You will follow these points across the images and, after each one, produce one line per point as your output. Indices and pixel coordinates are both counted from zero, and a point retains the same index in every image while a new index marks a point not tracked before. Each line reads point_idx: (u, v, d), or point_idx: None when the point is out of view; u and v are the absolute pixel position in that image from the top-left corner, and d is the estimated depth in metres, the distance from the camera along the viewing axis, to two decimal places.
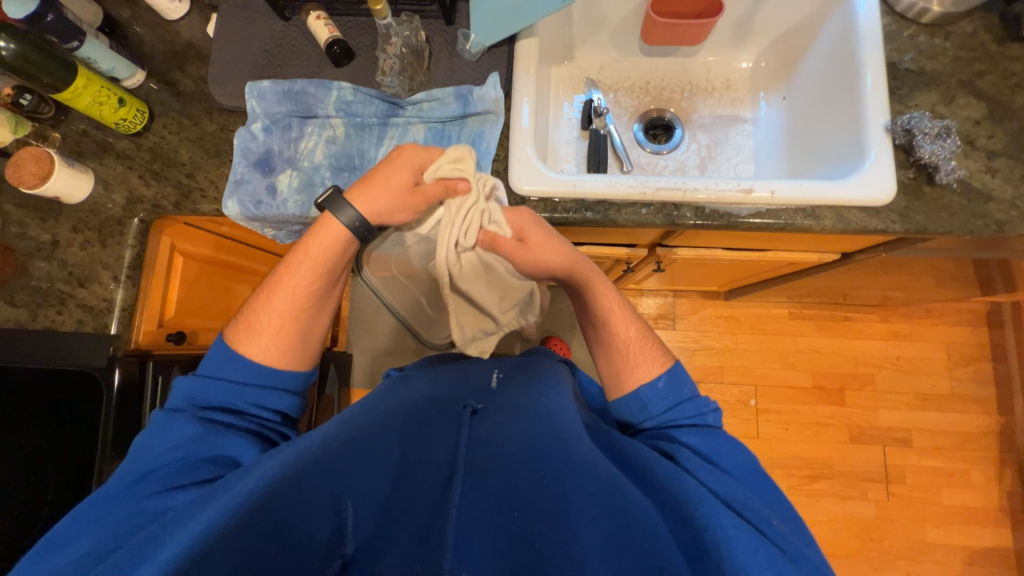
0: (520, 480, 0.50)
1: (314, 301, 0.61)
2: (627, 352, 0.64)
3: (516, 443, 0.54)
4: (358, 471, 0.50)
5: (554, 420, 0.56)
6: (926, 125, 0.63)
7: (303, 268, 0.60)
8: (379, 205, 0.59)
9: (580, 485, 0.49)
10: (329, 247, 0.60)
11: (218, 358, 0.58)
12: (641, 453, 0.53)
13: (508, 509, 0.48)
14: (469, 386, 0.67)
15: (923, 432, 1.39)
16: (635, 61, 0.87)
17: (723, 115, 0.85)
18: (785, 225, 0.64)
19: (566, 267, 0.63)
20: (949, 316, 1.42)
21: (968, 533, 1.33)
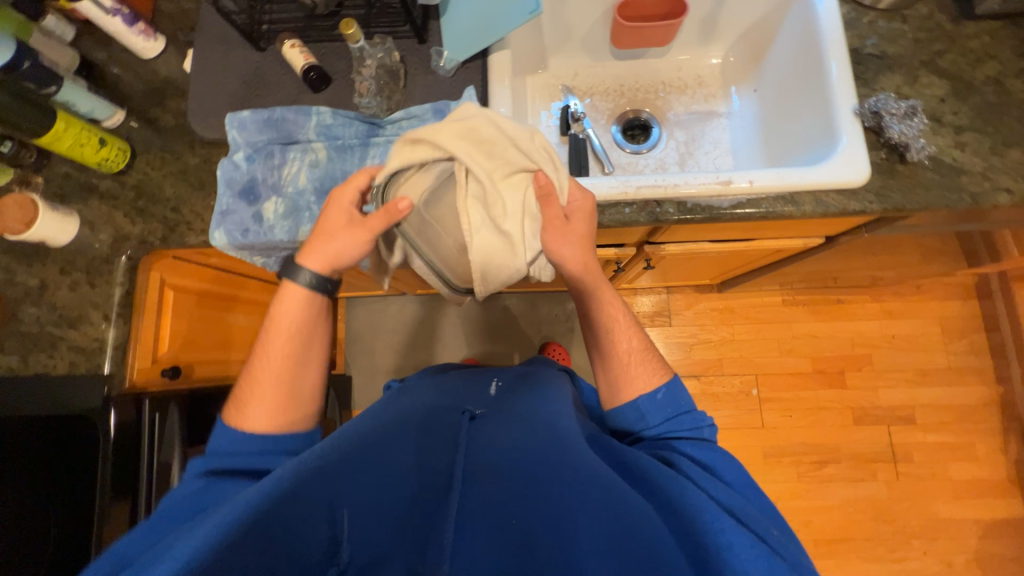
0: (517, 486, 0.54)
1: (300, 366, 0.63)
2: (626, 361, 0.64)
3: (513, 451, 0.57)
4: (361, 478, 0.52)
5: (552, 424, 0.58)
6: (893, 106, 0.64)
7: (280, 338, 0.63)
8: (329, 254, 0.60)
9: (575, 491, 0.51)
10: (296, 312, 0.63)
11: (217, 433, 0.61)
12: (639, 456, 0.54)
13: (507, 511, 0.52)
14: (467, 398, 0.70)
15: (926, 408, 1.39)
16: (608, 66, 0.89)
17: (698, 111, 0.87)
18: (766, 213, 0.65)
19: (580, 270, 0.60)
20: (940, 291, 1.44)
21: (980, 506, 1.33)
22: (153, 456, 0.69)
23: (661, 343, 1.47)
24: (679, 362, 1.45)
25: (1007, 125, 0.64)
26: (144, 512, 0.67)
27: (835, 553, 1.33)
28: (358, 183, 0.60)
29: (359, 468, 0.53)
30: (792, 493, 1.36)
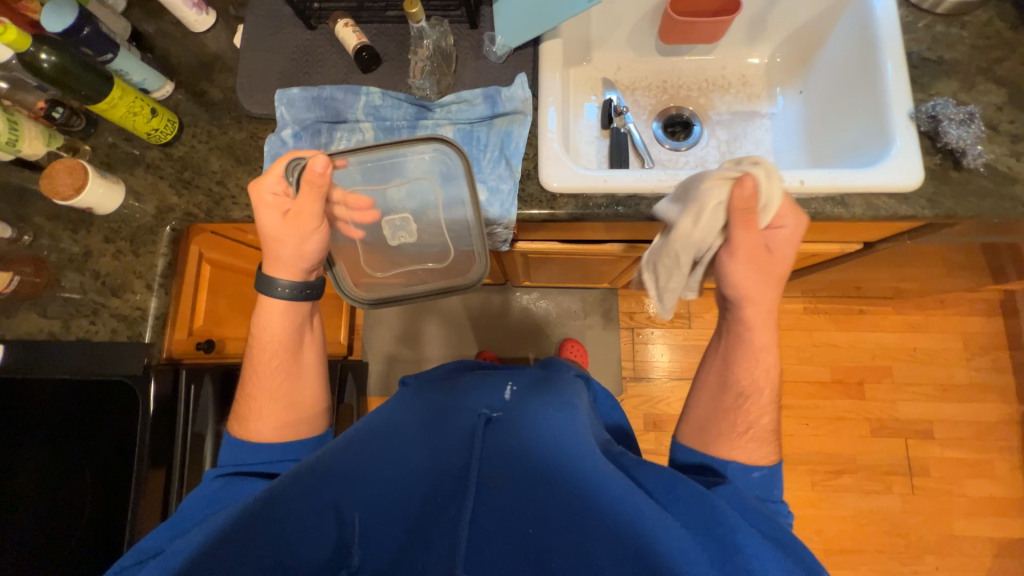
0: (525, 496, 0.52)
1: (290, 376, 0.66)
2: (741, 431, 0.61)
3: (532, 453, 0.55)
4: (374, 476, 0.54)
5: (570, 434, 0.56)
6: (952, 111, 0.64)
7: (265, 354, 0.65)
8: (290, 259, 0.61)
9: (596, 507, 0.49)
10: (278, 325, 0.65)
11: (229, 449, 0.63)
12: (666, 470, 0.53)
13: (521, 525, 0.50)
14: (483, 395, 0.67)
15: (944, 423, 1.38)
16: (651, 61, 0.88)
17: (741, 111, 0.86)
18: (817, 213, 0.64)
19: (764, 313, 0.61)
20: (963, 306, 1.43)
21: (995, 524, 1.32)
22: (187, 426, 0.72)
23: None
24: None
25: None
26: (177, 479, 0.69)
27: (847, 564, 1.32)
28: (273, 177, 0.58)
29: (368, 468, 0.54)
30: (806, 502, 1.35)
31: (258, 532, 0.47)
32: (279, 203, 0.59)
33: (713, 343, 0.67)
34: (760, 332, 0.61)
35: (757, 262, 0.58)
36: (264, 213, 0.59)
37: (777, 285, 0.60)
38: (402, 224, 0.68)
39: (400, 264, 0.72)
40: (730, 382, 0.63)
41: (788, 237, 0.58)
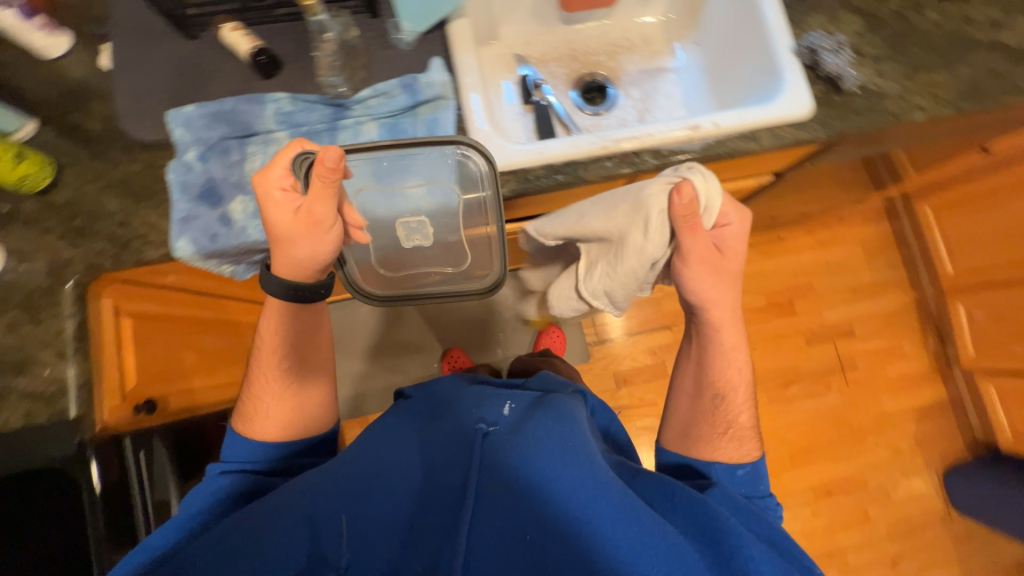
0: (518, 502, 0.56)
1: (298, 382, 0.70)
2: (723, 432, 0.69)
3: (524, 461, 0.58)
4: (375, 497, 0.59)
5: (565, 442, 0.60)
6: (825, 42, 0.72)
7: (272, 361, 0.68)
8: (304, 258, 0.58)
9: (592, 511, 0.53)
10: (284, 335, 0.67)
11: (229, 446, 0.68)
12: (664, 480, 0.58)
13: (518, 532, 0.54)
14: (479, 407, 0.70)
15: (861, 321, 1.58)
16: (557, 32, 0.90)
17: (648, 69, 0.90)
18: (734, 150, 0.70)
19: (727, 315, 0.68)
20: (857, 217, 1.63)
21: (913, 396, 1.54)
22: (145, 495, 0.69)
23: None
24: None
25: (915, 50, 0.74)
26: None
27: (807, 461, 1.49)
28: (276, 170, 0.54)
29: (367, 492, 0.59)
30: (765, 416, 1.50)
31: (258, 541, 0.54)
32: (286, 197, 0.55)
33: (686, 351, 0.74)
34: (725, 331, 0.69)
35: (711, 264, 0.63)
36: (273, 211, 0.55)
37: (733, 283, 0.66)
38: (419, 227, 0.67)
39: (411, 266, 0.70)
40: (710, 386, 0.70)
41: (733, 237, 0.65)
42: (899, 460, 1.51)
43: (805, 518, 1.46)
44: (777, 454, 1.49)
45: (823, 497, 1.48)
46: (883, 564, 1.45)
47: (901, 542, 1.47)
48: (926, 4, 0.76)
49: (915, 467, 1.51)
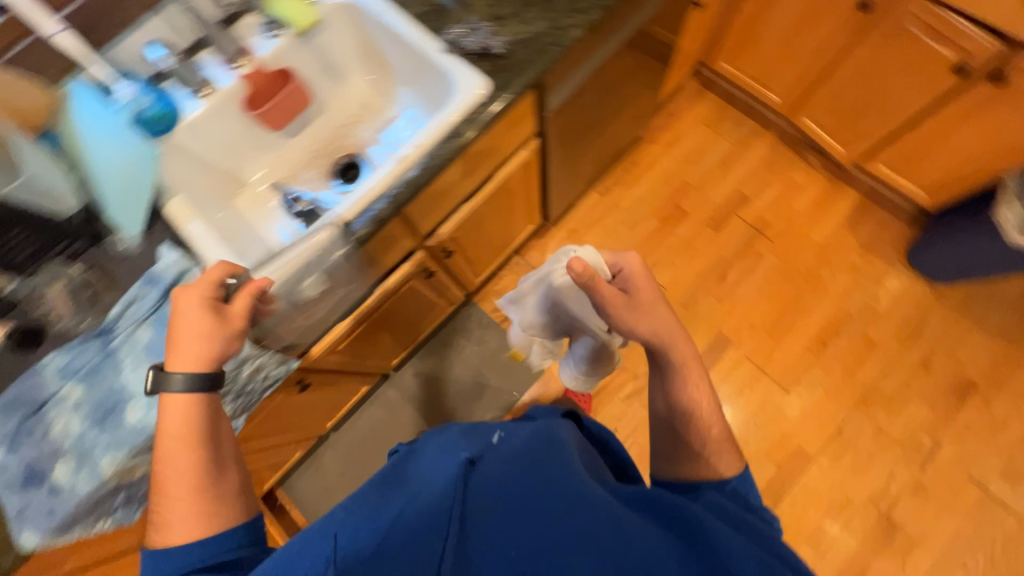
0: (518, 521, 0.48)
1: (207, 468, 0.54)
2: (702, 449, 0.68)
3: (516, 488, 0.50)
4: (384, 528, 0.48)
5: (557, 467, 0.52)
6: (457, 33, 0.79)
7: (177, 452, 0.54)
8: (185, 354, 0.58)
9: (591, 546, 0.46)
10: (180, 416, 0.56)
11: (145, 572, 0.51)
12: (650, 493, 0.52)
13: (505, 546, 0.47)
14: (466, 436, 0.60)
15: (747, 182, 1.61)
16: (289, 148, 0.96)
17: (381, 126, 0.97)
18: (449, 154, 0.75)
19: (675, 338, 0.71)
20: (684, 103, 1.69)
21: (833, 212, 1.55)
22: None
23: None
24: None
25: None
26: None
27: (786, 327, 1.47)
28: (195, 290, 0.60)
29: (374, 527, 0.48)
30: (724, 313, 1.49)
31: None
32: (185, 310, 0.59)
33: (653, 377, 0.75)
34: (676, 356, 0.71)
35: (623, 306, 0.71)
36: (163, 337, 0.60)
37: (664, 321, 0.71)
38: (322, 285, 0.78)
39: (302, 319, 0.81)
40: (680, 403, 0.70)
41: (639, 281, 0.74)
42: (862, 275, 1.49)
43: (821, 378, 1.42)
44: (757, 339, 1.47)
45: (823, 350, 1.44)
46: (915, 373, 1.40)
47: (915, 343, 1.42)
48: None
49: (880, 272, 1.49)
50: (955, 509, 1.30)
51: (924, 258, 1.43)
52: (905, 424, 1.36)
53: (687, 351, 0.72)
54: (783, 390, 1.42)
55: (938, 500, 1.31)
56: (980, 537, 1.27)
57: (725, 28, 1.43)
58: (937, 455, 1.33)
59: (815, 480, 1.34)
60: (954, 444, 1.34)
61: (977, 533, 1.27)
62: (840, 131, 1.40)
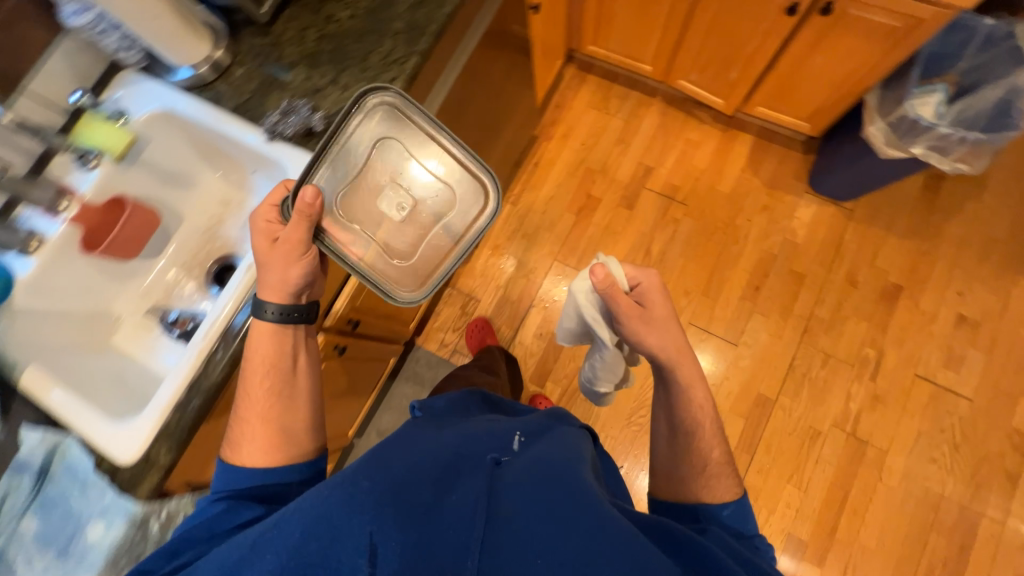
0: (542, 530, 0.52)
1: (286, 398, 0.69)
2: (701, 470, 0.71)
3: (537, 486, 0.58)
4: (421, 500, 0.55)
5: (574, 475, 0.61)
6: (275, 116, 0.75)
7: (259, 379, 0.68)
8: (276, 282, 0.68)
9: (606, 533, 0.51)
10: (266, 348, 0.69)
11: (218, 479, 0.65)
12: (659, 524, 0.58)
13: (528, 553, 0.50)
14: (489, 437, 0.69)
15: (647, 153, 1.62)
16: (155, 267, 0.92)
17: (245, 218, 0.93)
18: None
19: (679, 355, 0.76)
20: (568, 92, 1.69)
21: (733, 160, 1.58)
22: None
23: (489, 316, 1.56)
24: (511, 311, 1.56)
25: (353, 49, 0.79)
26: None
27: (719, 283, 1.50)
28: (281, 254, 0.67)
29: (406, 502, 0.54)
30: None
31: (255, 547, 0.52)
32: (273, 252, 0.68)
33: (656, 397, 0.80)
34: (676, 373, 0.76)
35: (636, 318, 0.77)
36: (255, 239, 0.68)
37: (670, 334, 0.77)
38: (402, 204, 0.74)
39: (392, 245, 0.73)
40: (677, 419, 0.75)
41: (655, 297, 0.79)
42: (775, 213, 1.53)
43: (763, 322, 1.45)
44: (695, 302, 1.49)
45: (757, 295, 1.47)
46: (845, 292, 1.44)
47: (839, 264, 1.47)
48: (335, 9, 0.82)
49: (790, 206, 1.53)
50: (912, 411, 1.35)
51: (824, 183, 1.47)
52: (849, 343, 1.41)
53: (689, 371, 0.76)
54: (731, 344, 1.44)
55: (896, 406, 1.35)
56: (941, 429, 1.33)
57: (581, 14, 1.43)
58: (884, 365, 1.39)
59: (782, 421, 1.37)
60: (896, 348, 1.39)
61: (937, 426, 1.33)
62: (713, 86, 1.43)
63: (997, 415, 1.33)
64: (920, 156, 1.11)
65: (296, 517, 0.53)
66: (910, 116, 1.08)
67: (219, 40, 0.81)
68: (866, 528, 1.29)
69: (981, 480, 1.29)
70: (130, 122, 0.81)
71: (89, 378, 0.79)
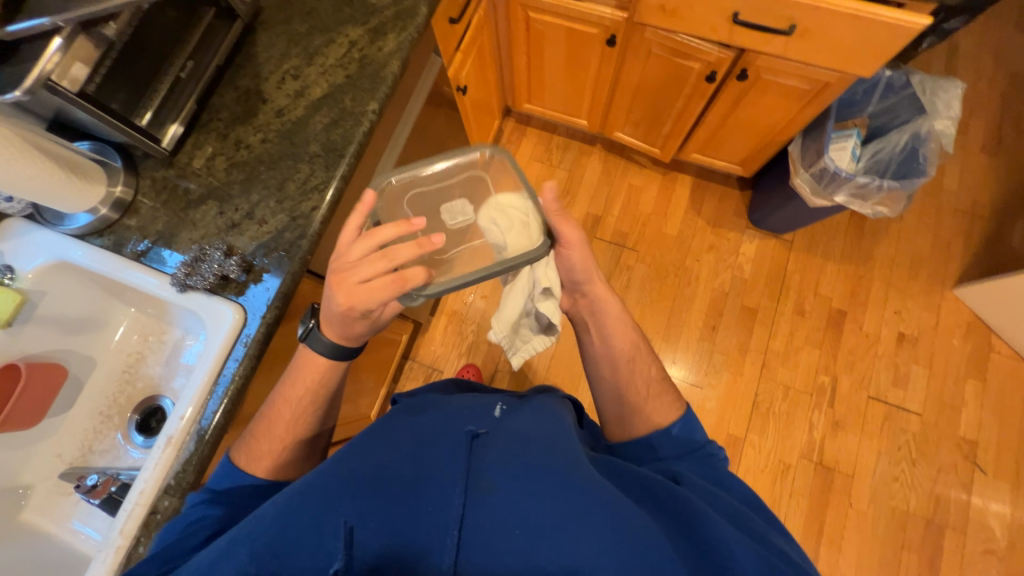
0: (524, 500, 0.48)
1: (316, 420, 0.67)
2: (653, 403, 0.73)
3: (521, 462, 0.52)
4: (393, 487, 0.50)
5: (560, 445, 0.56)
6: (181, 268, 0.69)
7: (299, 397, 0.66)
8: (335, 325, 0.63)
9: (590, 505, 0.47)
10: (316, 378, 0.66)
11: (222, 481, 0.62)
12: (645, 479, 0.54)
13: (510, 525, 0.46)
14: (473, 409, 0.61)
15: (594, 201, 1.62)
16: (65, 426, 0.81)
17: (167, 354, 0.84)
18: (225, 411, 0.66)
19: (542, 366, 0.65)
20: (510, 147, 1.68)
21: (677, 203, 1.62)
22: None
23: None
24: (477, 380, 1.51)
25: (267, 177, 0.75)
26: None
27: (678, 326, 1.51)
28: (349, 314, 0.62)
29: (382, 489, 0.50)
30: None
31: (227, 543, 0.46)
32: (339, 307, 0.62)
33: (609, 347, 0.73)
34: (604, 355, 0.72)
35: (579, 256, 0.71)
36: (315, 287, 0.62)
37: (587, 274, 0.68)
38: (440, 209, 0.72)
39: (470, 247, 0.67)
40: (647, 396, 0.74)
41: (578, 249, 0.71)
42: (721, 251, 1.57)
43: (723, 361, 1.48)
44: (657, 347, 1.49)
45: (715, 334, 1.50)
46: (795, 322, 1.50)
47: (786, 296, 1.52)
48: (244, 133, 0.77)
49: (734, 243, 1.57)
50: (871, 433, 1.40)
51: (764, 220, 1.52)
52: (805, 372, 1.46)
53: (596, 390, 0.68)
54: (697, 386, 1.46)
55: (855, 429, 1.41)
56: (898, 447, 1.39)
57: (511, 77, 1.43)
58: (839, 391, 1.44)
59: (754, 459, 1.39)
60: (848, 372, 1.45)
61: (895, 445, 1.39)
62: (648, 137, 1.45)
63: (944, 426, 1.40)
64: (843, 203, 1.18)
65: (257, 524, 0.47)
66: (830, 168, 1.13)
67: (116, 176, 0.74)
68: (843, 556, 1.32)
69: (940, 491, 1.35)
70: (17, 280, 0.73)
71: None
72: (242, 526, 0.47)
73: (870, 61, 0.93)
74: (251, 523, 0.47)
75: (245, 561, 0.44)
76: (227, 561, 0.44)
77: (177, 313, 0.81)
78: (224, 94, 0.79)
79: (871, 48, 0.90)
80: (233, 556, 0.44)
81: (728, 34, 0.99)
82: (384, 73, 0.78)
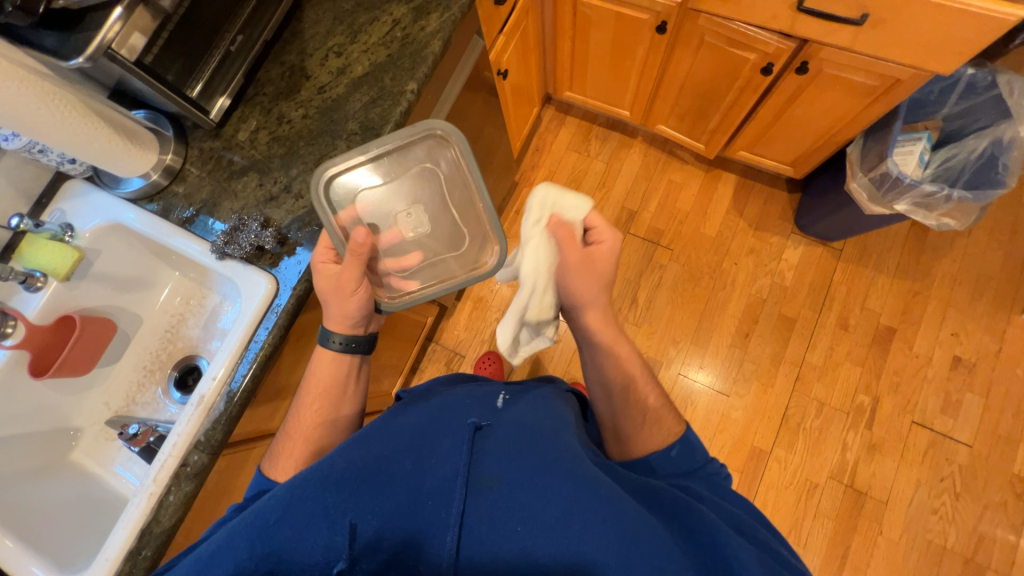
0: (525, 496, 0.47)
1: (332, 418, 0.68)
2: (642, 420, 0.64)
3: (524, 460, 0.50)
4: (393, 480, 0.50)
5: (562, 442, 0.53)
6: (218, 239, 0.72)
7: (316, 395, 0.67)
8: (339, 314, 0.67)
9: (591, 507, 0.45)
10: (332, 374, 0.69)
11: (252, 488, 0.61)
12: (650, 488, 0.52)
13: (509, 521, 0.46)
14: (475, 400, 0.61)
15: (630, 196, 1.57)
16: (111, 376, 0.87)
17: (205, 318, 0.88)
18: (253, 376, 0.69)
19: None
20: (549, 137, 1.64)
21: (718, 203, 1.54)
22: None
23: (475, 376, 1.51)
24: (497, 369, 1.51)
25: (306, 152, 0.76)
26: None
27: (708, 329, 1.45)
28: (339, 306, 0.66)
29: (381, 481, 0.50)
30: (647, 336, 1.46)
31: (231, 533, 0.47)
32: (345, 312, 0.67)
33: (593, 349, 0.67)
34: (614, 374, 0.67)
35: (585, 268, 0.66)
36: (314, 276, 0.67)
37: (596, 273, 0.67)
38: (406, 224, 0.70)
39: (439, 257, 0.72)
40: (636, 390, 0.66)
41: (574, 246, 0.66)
42: (762, 255, 1.49)
43: (754, 370, 1.41)
44: (685, 350, 1.44)
45: (747, 342, 1.43)
46: (837, 336, 1.41)
47: (829, 308, 1.43)
48: (286, 109, 0.78)
49: (777, 247, 1.49)
50: (910, 460, 1.31)
51: (811, 226, 1.43)
52: (843, 391, 1.37)
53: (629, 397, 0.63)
54: (724, 395, 1.40)
55: (893, 454, 1.32)
56: (941, 478, 1.29)
57: (553, 63, 1.40)
58: (879, 413, 1.35)
59: (778, 474, 1.33)
60: (891, 393, 1.36)
61: (937, 475, 1.30)
62: (693, 133, 1.39)
63: (996, 462, 1.29)
64: (905, 212, 1.09)
65: (255, 517, 0.47)
66: (892, 173, 1.05)
67: (167, 144, 0.78)
68: None
69: (984, 529, 1.25)
70: (77, 238, 0.79)
71: (45, 508, 0.76)
72: (241, 521, 0.47)
73: (949, 57, 0.85)
74: (251, 518, 0.47)
75: (249, 556, 0.45)
76: (229, 554, 0.45)
77: (216, 280, 0.84)
78: (270, 69, 0.81)
79: (953, 44, 0.82)
80: (237, 548, 0.45)
81: (790, 23, 0.92)
82: (425, 52, 0.78)
